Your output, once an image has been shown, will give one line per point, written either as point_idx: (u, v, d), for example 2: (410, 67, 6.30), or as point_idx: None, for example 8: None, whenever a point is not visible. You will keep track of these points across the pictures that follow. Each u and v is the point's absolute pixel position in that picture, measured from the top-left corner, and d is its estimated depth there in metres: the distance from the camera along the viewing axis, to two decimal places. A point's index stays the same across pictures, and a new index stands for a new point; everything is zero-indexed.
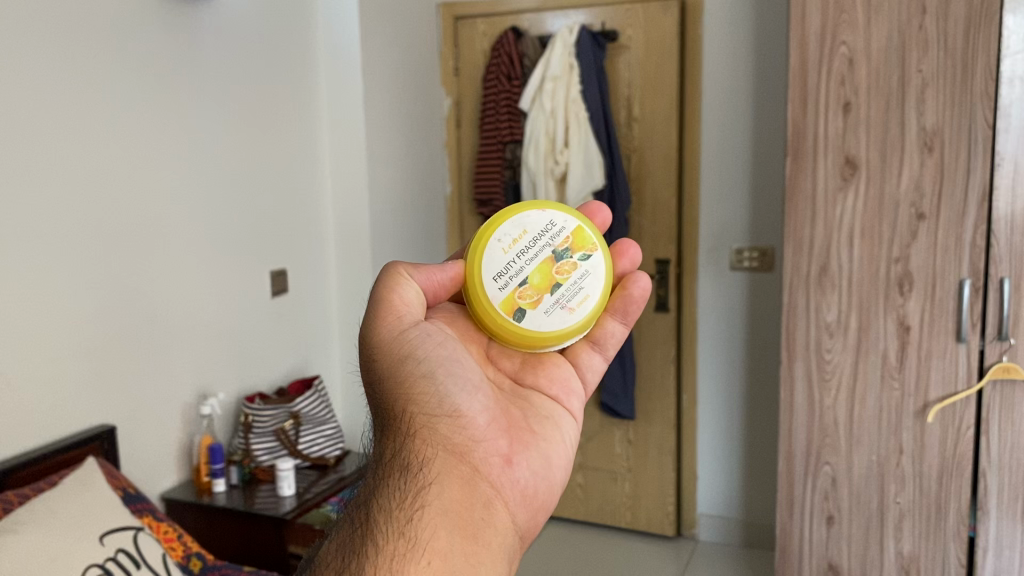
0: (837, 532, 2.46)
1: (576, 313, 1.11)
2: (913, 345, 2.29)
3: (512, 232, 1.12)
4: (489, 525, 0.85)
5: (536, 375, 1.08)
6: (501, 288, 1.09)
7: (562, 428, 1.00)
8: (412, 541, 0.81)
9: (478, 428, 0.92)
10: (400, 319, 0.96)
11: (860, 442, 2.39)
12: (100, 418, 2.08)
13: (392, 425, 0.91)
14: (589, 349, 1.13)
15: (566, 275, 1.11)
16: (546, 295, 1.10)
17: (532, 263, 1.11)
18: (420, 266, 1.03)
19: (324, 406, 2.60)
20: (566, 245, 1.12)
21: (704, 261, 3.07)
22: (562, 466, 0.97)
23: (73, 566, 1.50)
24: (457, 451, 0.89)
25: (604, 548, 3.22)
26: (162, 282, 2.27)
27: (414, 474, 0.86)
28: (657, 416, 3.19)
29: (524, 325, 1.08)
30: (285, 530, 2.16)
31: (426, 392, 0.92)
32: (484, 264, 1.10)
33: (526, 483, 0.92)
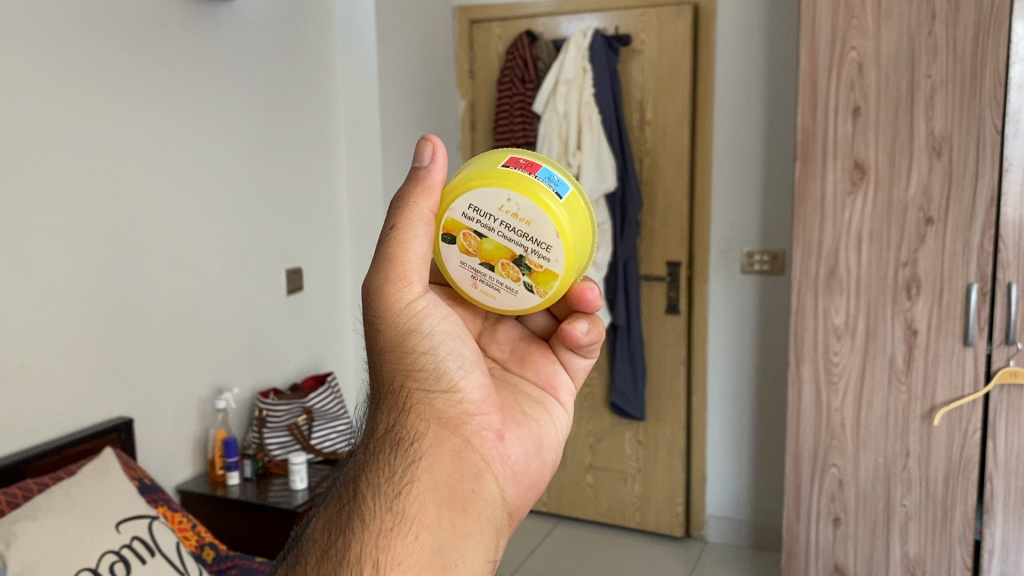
0: (843, 533, 2.48)
1: (475, 292, 1.00)
2: (921, 348, 2.30)
3: (525, 209, 0.97)
4: (480, 498, 0.80)
5: (522, 368, 1.03)
6: (464, 216, 0.98)
7: (553, 414, 0.98)
8: (400, 516, 0.76)
9: (474, 401, 0.85)
10: (408, 286, 0.84)
11: (867, 444, 2.41)
12: (117, 410, 2.13)
13: (385, 399, 0.83)
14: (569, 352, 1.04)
15: (501, 273, 0.98)
16: (476, 259, 0.98)
17: (500, 237, 0.98)
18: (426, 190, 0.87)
19: (336, 402, 2.63)
20: (532, 266, 0.98)
21: (715, 264, 3.09)
22: (551, 447, 0.94)
23: (89, 553, 1.54)
24: (450, 424, 0.83)
25: (613, 548, 3.24)
26: (179, 278, 2.31)
27: (405, 448, 0.80)
28: (667, 418, 3.21)
29: (439, 245, 0.99)
30: (297, 523, 2.20)
31: (425, 364, 0.84)
32: (479, 190, 0.97)
33: (519, 460, 0.88)
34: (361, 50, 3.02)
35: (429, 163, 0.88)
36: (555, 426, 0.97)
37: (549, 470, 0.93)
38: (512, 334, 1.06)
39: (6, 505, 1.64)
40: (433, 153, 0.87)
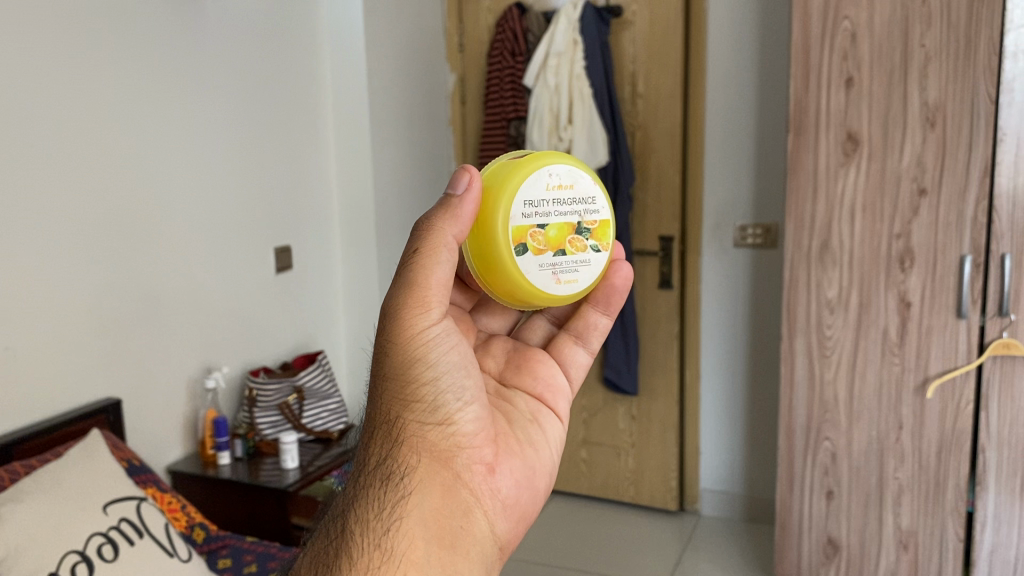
0: (836, 506, 2.48)
1: (559, 287, 1.03)
2: (914, 320, 2.29)
3: (564, 176, 1.03)
4: (467, 533, 0.85)
5: (520, 375, 1.05)
6: (525, 215, 1.00)
7: (548, 431, 1.00)
8: (387, 553, 0.81)
9: (467, 433, 0.89)
10: (425, 313, 0.86)
11: (860, 417, 2.40)
12: (105, 391, 2.11)
13: (382, 428, 0.87)
14: (573, 344, 1.10)
15: (573, 251, 1.04)
16: (549, 252, 1.02)
17: (558, 216, 1.03)
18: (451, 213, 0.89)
19: (327, 380, 2.63)
20: (592, 225, 1.05)
21: (707, 238, 3.07)
22: (546, 471, 0.97)
23: (77, 535, 1.53)
24: (442, 458, 0.87)
25: (607, 522, 3.25)
26: (167, 258, 2.29)
27: (395, 484, 0.84)
28: (660, 393, 3.21)
29: (519, 261, 1.00)
30: (288, 502, 2.20)
31: (424, 397, 0.87)
32: (525, 183, 1.00)
33: (511, 493, 0.91)
34: (348, 23, 2.97)
35: (463, 192, 0.90)
36: (549, 444, 0.99)
37: (542, 496, 0.96)
38: (505, 347, 1.08)
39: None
40: (467, 184, 0.90)
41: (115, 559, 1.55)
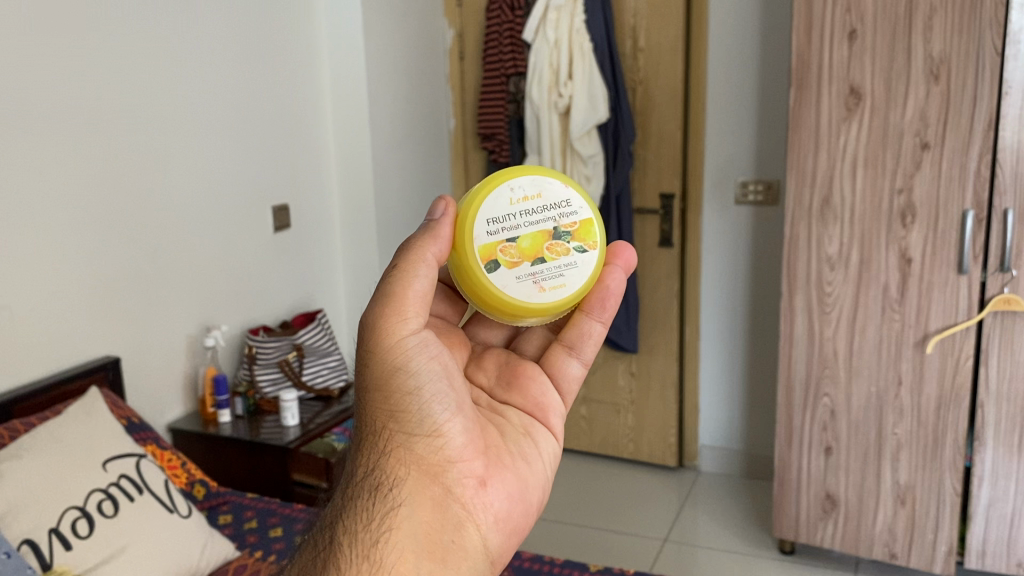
0: (834, 462, 2.49)
1: (545, 295, 1.03)
2: (915, 276, 2.27)
3: (528, 187, 1.04)
4: (458, 547, 0.85)
5: (509, 392, 1.02)
6: (490, 233, 1.02)
7: (541, 445, 0.98)
8: (374, 566, 0.81)
9: (456, 446, 0.88)
10: (403, 322, 0.87)
11: (859, 373, 2.40)
12: (104, 350, 2.11)
13: (370, 439, 0.88)
14: (566, 355, 1.06)
15: (553, 257, 1.03)
16: (525, 263, 1.03)
17: (529, 227, 1.03)
18: (430, 235, 0.92)
19: (327, 338, 2.64)
20: (570, 228, 1.04)
21: (708, 195, 3.05)
22: (539, 484, 0.95)
23: (77, 492, 1.54)
24: (430, 472, 0.87)
25: (606, 478, 3.28)
26: (163, 216, 2.28)
27: (383, 495, 0.85)
28: (660, 351, 3.21)
29: (490, 278, 1.02)
30: (290, 461, 2.22)
31: (411, 410, 0.87)
32: (483, 204, 1.03)
33: (502, 506, 0.90)
34: None
35: (440, 216, 0.94)
36: (542, 459, 0.97)
37: (536, 509, 0.95)
38: (497, 361, 1.06)
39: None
40: (446, 209, 0.95)
41: (115, 516, 1.56)
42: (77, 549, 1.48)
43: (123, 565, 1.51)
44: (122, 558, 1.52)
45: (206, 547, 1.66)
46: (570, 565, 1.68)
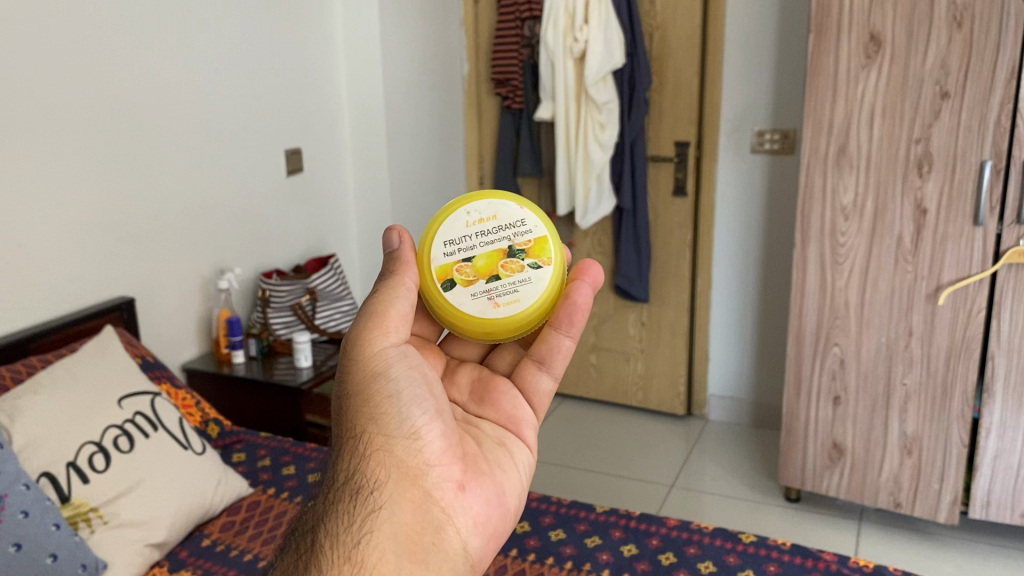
0: (843, 411, 2.51)
1: (501, 309, 1.10)
2: (929, 228, 2.26)
3: (483, 210, 1.12)
4: (439, 549, 0.83)
5: (482, 407, 1.04)
6: (447, 254, 1.11)
7: (516, 456, 0.99)
8: (358, 566, 0.79)
9: (434, 451, 0.88)
10: (384, 336, 0.91)
11: (870, 324, 2.40)
12: (119, 290, 2.14)
13: (349, 445, 0.87)
14: (536, 369, 1.08)
15: (507, 274, 1.10)
16: (480, 281, 1.10)
17: (485, 246, 1.11)
18: (399, 262, 0.96)
19: (339, 282, 2.65)
20: (524, 246, 1.11)
21: (724, 144, 3.02)
22: (515, 493, 0.95)
23: (94, 427, 1.58)
24: (410, 475, 0.86)
25: (615, 424, 3.32)
26: (176, 158, 2.28)
27: (364, 497, 0.84)
28: (671, 300, 3.22)
29: (448, 295, 1.10)
30: (302, 399, 2.24)
31: (390, 413, 0.88)
32: (442, 228, 1.12)
33: (480, 511, 0.89)
34: None
35: (399, 245, 0.98)
36: (517, 468, 0.98)
37: (513, 517, 0.94)
38: (470, 377, 1.09)
39: (11, 380, 1.67)
40: (399, 239, 0.98)
41: (130, 451, 1.60)
42: (94, 483, 1.52)
43: (139, 498, 1.55)
44: (137, 492, 1.56)
45: (220, 484, 1.71)
46: (577, 506, 1.71)
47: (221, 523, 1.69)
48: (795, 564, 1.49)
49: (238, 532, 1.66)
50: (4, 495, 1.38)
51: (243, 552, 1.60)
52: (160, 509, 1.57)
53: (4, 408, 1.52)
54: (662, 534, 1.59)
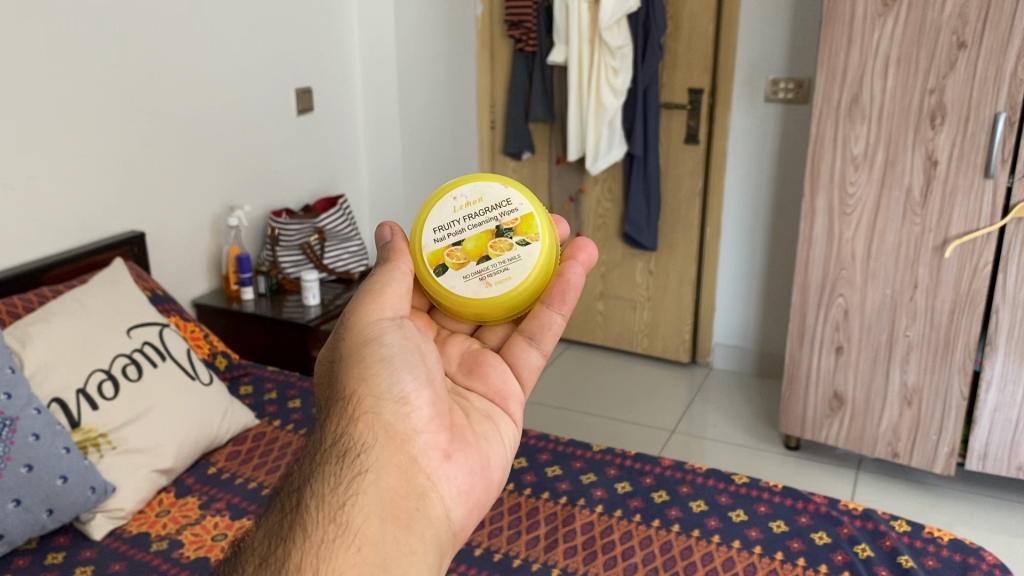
0: (845, 361, 2.53)
1: (493, 289, 1.11)
2: (939, 180, 2.24)
3: (469, 194, 1.13)
4: (424, 515, 0.83)
5: (472, 380, 1.07)
6: (436, 240, 1.12)
7: (502, 429, 1.01)
8: (342, 527, 0.77)
9: (422, 418, 0.90)
10: (379, 308, 0.95)
11: (876, 275, 2.40)
12: (129, 224, 2.16)
13: (338, 409, 0.88)
14: (526, 344, 1.11)
15: (497, 254, 1.11)
16: (471, 263, 1.11)
17: (473, 229, 1.12)
18: (397, 246, 1.02)
19: (348, 223, 2.64)
20: (511, 225, 1.12)
21: (738, 92, 2.99)
22: (499, 467, 0.96)
23: (103, 355, 1.61)
24: (397, 440, 0.86)
25: (620, 370, 3.36)
26: (187, 93, 2.28)
27: (352, 459, 0.83)
28: (679, 248, 3.22)
29: (440, 280, 1.11)
30: (308, 337, 2.28)
31: (380, 379, 0.90)
32: (430, 215, 1.13)
33: (464, 480, 0.90)
34: None
35: (391, 238, 1.03)
36: (502, 441, 0.99)
37: (496, 490, 0.94)
38: (461, 351, 1.12)
39: (22, 308, 1.71)
40: (391, 232, 1.04)
41: (139, 380, 1.64)
42: (103, 409, 1.56)
43: (147, 426, 1.60)
44: (145, 420, 1.60)
45: (226, 414, 1.75)
46: (574, 445, 1.74)
47: (227, 453, 1.73)
48: (785, 505, 1.52)
49: (243, 461, 1.71)
50: (16, 418, 1.42)
51: (248, 480, 1.64)
52: (167, 437, 1.61)
53: (16, 335, 1.56)
54: (656, 473, 1.62)
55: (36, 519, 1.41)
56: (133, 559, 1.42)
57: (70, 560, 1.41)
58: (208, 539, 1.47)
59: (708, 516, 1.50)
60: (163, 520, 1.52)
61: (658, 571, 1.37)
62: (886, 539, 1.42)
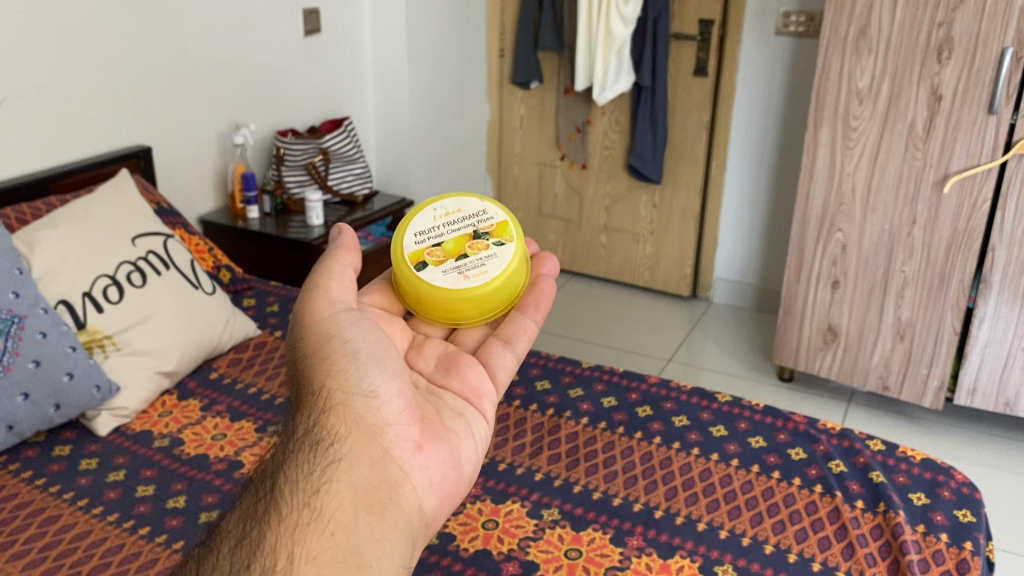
0: (840, 295, 2.56)
1: (471, 282, 1.13)
2: (943, 115, 2.24)
3: (448, 206, 1.19)
4: (397, 502, 0.81)
5: (447, 378, 1.03)
6: (417, 242, 1.16)
7: (474, 426, 0.98)
8: (316, 512, 0.76)
9: (392, 410, 0.89)
10: (333, 307, 0.95)
11: (875, 210, 2.42)
12: (136, 139, 2.19)
13: (306, 404, 0.87)
14: (501, 347, 1.09)
15: (475, 252, 1.15)
16: (451, 260, 1.14)
17: (452, 232, 1.17)
18: (345, 246, 1.03)
19: (352, 144, 2.66)
20: (488, 229, 1.18)
21: (749, 25, 2.96)
22: (470, 460, 0.93)
23: (108, 261, 1.66)
24: (367, 431, 0.86)
25: (620, 301, 3.40)
26: (193, 10, 2.28)
27: (323, 449, 0.82)
28: (684, 182, 3.23)
29: (421, 274, 1.12)
30: (312, 255, 2.33)
31: (346, 374, 0.90)
32: (411, 222, 1.18)
33: (437, 471, 0.88)
34: None
35: (337, 241, 1.04)
36: (474, 439, 0.96)
37: (468, 484, 0.92)
38: (437, 352, 1.09)
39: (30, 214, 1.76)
40: (340, 230, 1.06)
41: (143, 286, 1.69)
42: (108, 313, 1.61)
43: (150, 330, 1.65)
44: (149, 324, 1.66)
45: (228, 324, 1.80)
46: (564, 362, 1.79)
47: (229, 360, 1.79)
48: (765, 422, 1.57)
49: (244, 368, 1.77)
50: (24, 316, 1.48)
51: (249, 385, 1.70)
52: (170, 341, 1.67)
53: (24, 240, 1.61)
54: (642, 390, 1.67)
55: (44, 414, 1.47)
56: (136, 454, 1.48)
57: (76, 453, 1.48)
58: (208, 438, 1.53)
59: (689, 430, 1.55)
60: (166, 420, 1.59)
61: (638, 479, 1.42)
62: (861, 456, 1.47)
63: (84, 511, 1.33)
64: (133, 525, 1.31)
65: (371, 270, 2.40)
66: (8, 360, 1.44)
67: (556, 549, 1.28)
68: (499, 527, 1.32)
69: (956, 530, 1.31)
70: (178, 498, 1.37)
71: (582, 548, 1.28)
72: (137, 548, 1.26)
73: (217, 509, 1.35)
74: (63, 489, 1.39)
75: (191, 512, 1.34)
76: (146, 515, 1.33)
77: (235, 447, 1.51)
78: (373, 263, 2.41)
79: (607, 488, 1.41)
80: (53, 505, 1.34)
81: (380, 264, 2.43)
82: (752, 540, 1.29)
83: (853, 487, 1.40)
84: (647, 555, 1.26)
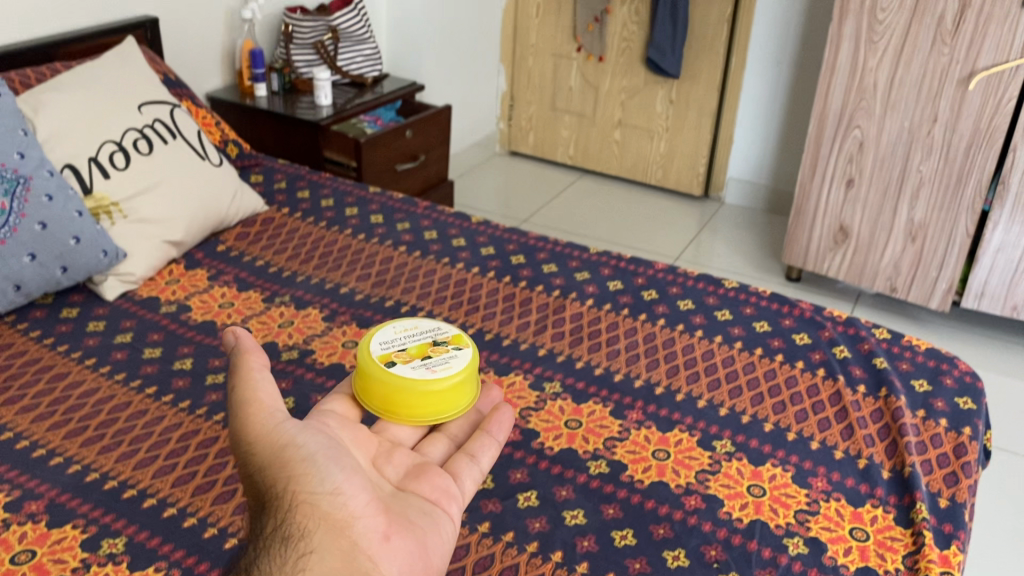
0: (854, 194, 2.52)
1: (437, 373, 1.06)
2: (974, 8, 2.16)
3: (407, 324, 1.18)
4: None
5: (415, 482, 0.90)
6: (382, 348, 1.11)
7: (443, 522, 0.86)
8: None
9: (357, 505, 0.79)
10: (273, 414, 0.83)
11: (896, 107, 2.36)
12: (141, 9, 2.13)
13: (269, 506, 0.76)
14: (465, 460, 0.96)
15: (438, 356, 1.11)
16: (417, 361, 1.09)
17: (412, 342, 1.14)
18: (258, 352, 0.87)
19: (364, 23, 2.58)
20: (447, 339, 1.16)
21: None
22: (443, 553, 0.83)
23: (114, 127, 1.64)
24: (336, 527, 0.77)
25: (631, 198, 3.37)
26: None
27: (294, 544, 0.73)
28: (702, 77, 3.16)
29: (387, 368, 1.05)
30: (320, 136, 2.28)
31: (306, 469, 0.79)
32: (375, 334, 1.14)
33: (409, 563, 0.79)
34: None
35: (240, 340, 0.88)
36: (448, 527, 0.86)
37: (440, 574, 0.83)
38: (404, 461, 0.95)
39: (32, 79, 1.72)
40: (237, 336, 0.88)
41: (149, 155, 1.67)
42: (114, 180, 1.60)
43: (157, 199, 1.64)
44: (155, 193, 1.65)
45: (235, 198, 1.79)
46: (572, 245, 1.77)
47: (236, 233, 1.79)
48: (771, 309, 1.57)
49: (251, 242, 1.76)
50: (29, 178, 1.46)
51: (255, 258, 1.71)
52: (177, 211, 1.66)
53: (28, 102, 1.58)
54: (649, 275, 1.66)
55: (51, 276, 1.48)
56: (143, 319, 1.49)
57: (84, 315, 1.49)
58: (215, 305, 1.54)
59: (694, 313, 1.55)
60: (173, 287, 1.59)
61: (639, 358, 1.43)
62: (865, 343, 1.47)
63: (91, 370, 1.35)
64: (140, 384, 1.32)
65: (381, 153, 2.34)
66: (14, 221, 1.43)
67: (556, 419, 1.29)
68: (502, 398, 1.33)
69: (956, 416, 1.32)
70: (184, 361, 1.38)
71: (582, 420, 1.29)
72: (144, 404, 1.28)
73: (223, 372, 1.36)
74: (71, 349, 1.40)
75: (197, 374, 1.35)
76: (152, 376, 1.34)
77: (242, 316, 1.52)
78: (382, 147, 2.34)
79: (610, 365, 1.41)
80: (61, 363, 1.36)
81: (390, 147, 2.37)
82: (751, 418, 1.30)
83: (854, 372, 1.40)
84: (646, 428, 1.27)
